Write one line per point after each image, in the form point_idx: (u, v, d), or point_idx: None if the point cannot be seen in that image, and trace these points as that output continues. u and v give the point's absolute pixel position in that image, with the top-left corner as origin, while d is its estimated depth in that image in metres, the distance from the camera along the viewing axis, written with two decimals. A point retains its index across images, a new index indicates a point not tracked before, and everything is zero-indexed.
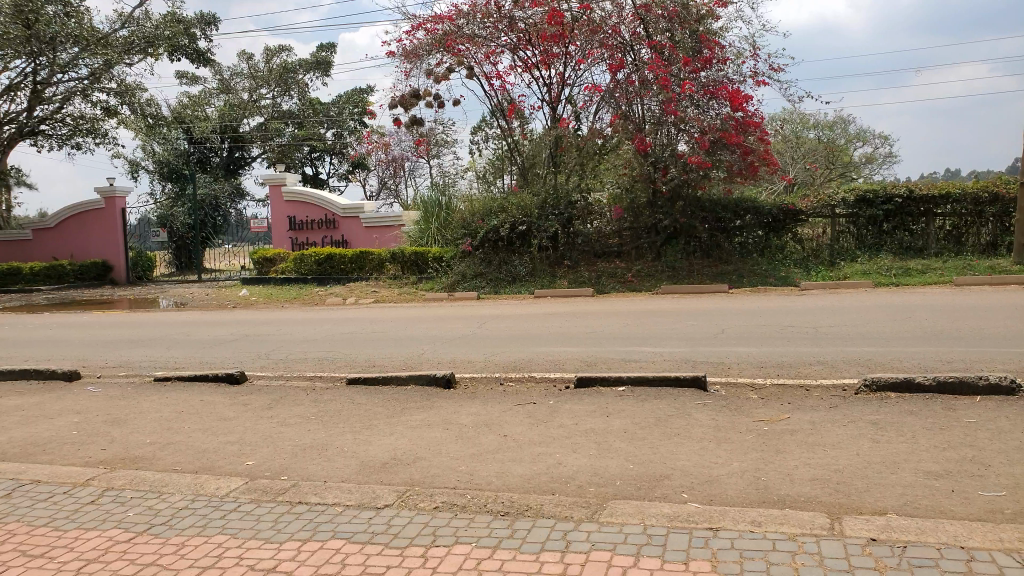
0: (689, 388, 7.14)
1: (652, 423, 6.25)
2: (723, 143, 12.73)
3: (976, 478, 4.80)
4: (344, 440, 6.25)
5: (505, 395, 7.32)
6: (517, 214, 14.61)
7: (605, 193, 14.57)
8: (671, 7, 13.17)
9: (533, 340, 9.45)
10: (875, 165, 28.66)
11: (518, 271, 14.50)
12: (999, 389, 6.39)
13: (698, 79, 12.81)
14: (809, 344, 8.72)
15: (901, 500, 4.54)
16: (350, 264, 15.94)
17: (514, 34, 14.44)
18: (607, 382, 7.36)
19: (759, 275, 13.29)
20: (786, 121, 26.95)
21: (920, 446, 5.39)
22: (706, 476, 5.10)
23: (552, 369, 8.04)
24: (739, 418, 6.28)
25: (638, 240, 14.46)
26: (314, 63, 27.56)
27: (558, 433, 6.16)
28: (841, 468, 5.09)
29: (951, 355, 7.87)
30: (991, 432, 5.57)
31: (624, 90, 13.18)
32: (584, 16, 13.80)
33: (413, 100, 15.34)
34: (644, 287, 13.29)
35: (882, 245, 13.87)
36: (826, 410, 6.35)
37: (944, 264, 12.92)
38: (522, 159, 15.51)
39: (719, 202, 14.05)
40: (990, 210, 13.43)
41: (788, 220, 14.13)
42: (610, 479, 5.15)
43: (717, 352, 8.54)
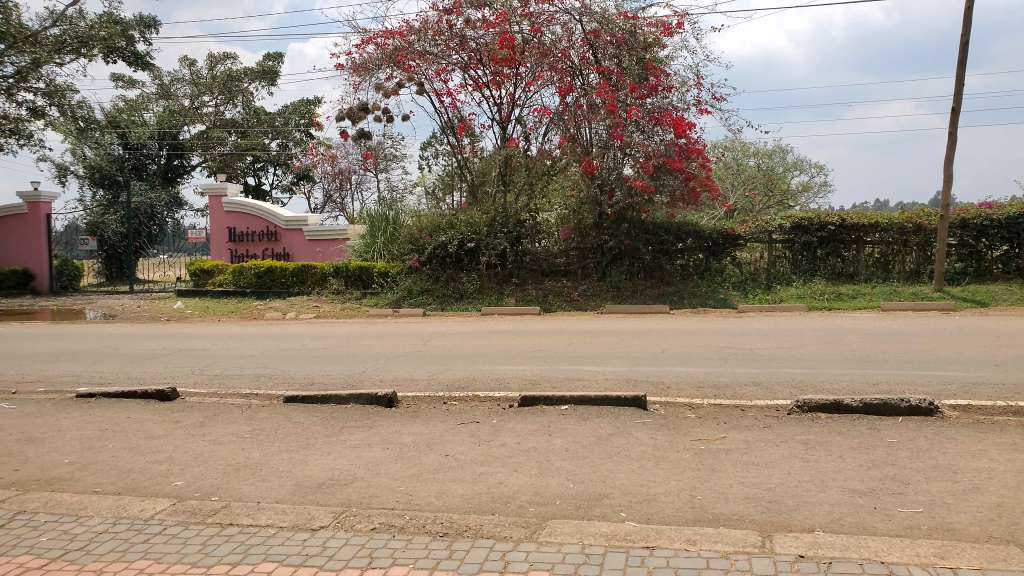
0: (629, 407, 7.25)
1: (593, 442, 6.31)
2: (667, 168, 13.03)
3: (896, 495, 4.99)
4: (280, 459, 6.12)
5: (447, 414, 7.28)
6: (465, 230, 14.62)
7: (553, 213, 14.68)
8: (619, 35, 13.50)
9: (476, 358, 9.45)
10: (810, 193, 29.77)
11: (465, 288, 14.49)
12: (919, 410, 6.69)
13: (644, 106, 13.09)
14: (745, 365, 8.96)
15: (828, 517, 4.69)
16: (291, 278, 15.61)
17: (465, 52, 14.60)
18: (550, 401, 7.40)
19: (699, 296, 13.60)
20: (727, 148, 27.72)
21: (846, 465, 5.59)
22: (644, 495, 5.17)
23: (495, 388, 8.04)
24: (678, 437, 6.39)
25: (585, 260, 14.63)
26: (260, 71, 27.15)
27: (499, 452, 6.16)
28: (773, 487, 5.22)
29: (877, 377, 8.19)
30: (910, 451, 5.81)
31: (573, 113, 13.38)
32: (535, 38, 13.80)
33: (361, 113, 15.25)
34: (590, 307, 13.43)
35: (816, 271, 14.33)
36: (760, 430, 6.52)
37: (873, 289, 13.46)
38: (471, 176, 15.72)
39: (662, 225, 14.33)
40: (914, 239, 14.06)
41: (727, 244, 14.47)
42: (550, 498, 5.17)
43: (657, 372, 8.69)
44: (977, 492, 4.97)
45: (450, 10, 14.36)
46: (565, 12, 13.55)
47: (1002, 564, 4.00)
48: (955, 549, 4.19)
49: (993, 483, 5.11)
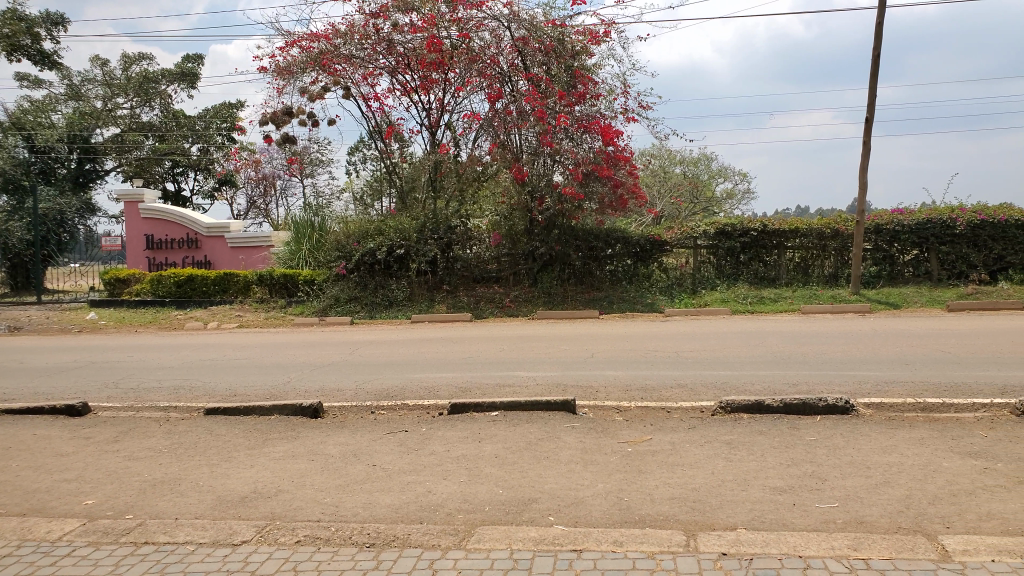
0: (558, 411, 7.30)
1: (522, 448, 6.32)
2: (596, 175, 13.25)
3: (814, 491, 5.17)
4: (200, 474, 5.92)
5: (375, 424, 7.19)
6: (394, 237, 14.52)
7: (485, 219, 14.76)
8: (548, 41, 13.51)
9: (405, 367, 9.36)
10: (734, 200, 30.71)
11: (395, 295, 14.35)
12: (836, 409, 6.95)
13: (572, 113, 13.19)
14: (671, 368, 9.15)
15: (750, 515, 4.82)
16: (212, 287, 15.16)
17: (393, 57, 14.56)
18: (480, 408, 7.39)
19: (628, 301, 13.85)
20: (655, 156, 28.36)
21: (767, 463, 5.76)
22: (572, 498, 5.21)
23: (424, 396, 7.98)
24: (606, 440, 6.47)
25: (516, 267, 14.71)
26: (179, 74, 26.34)
27: (428, 460, 6.11)
28: (697, 487, 5.34)
29: (797, 377, 8.49)
30: (827, 449, 6.03)
31: (502, 120, 13.37)
32: (463, 44, 13.89)
33: (286, 117, 14.95)
34: (521, 312, 13.48)
35: (739, 275, 14.78)
36: (685, 431, 6.66)
37: (793, 293, 13.94)
38: (400, 181, 15.75)
39: (592, 231, 14.53)
40: (832, 244, 14.63)
41: (654, 250, 14.80)
42: (479, 505, 5.16)
43: (587, 376, 8.79)
44: (888, 486, 5.20)
45: (377, 13, 14.26)
46: (493, 18, 13.59)
47: (911, 553, 4.20)
48: (867, 541, 4.36)
49: (902, 477, 5.35)
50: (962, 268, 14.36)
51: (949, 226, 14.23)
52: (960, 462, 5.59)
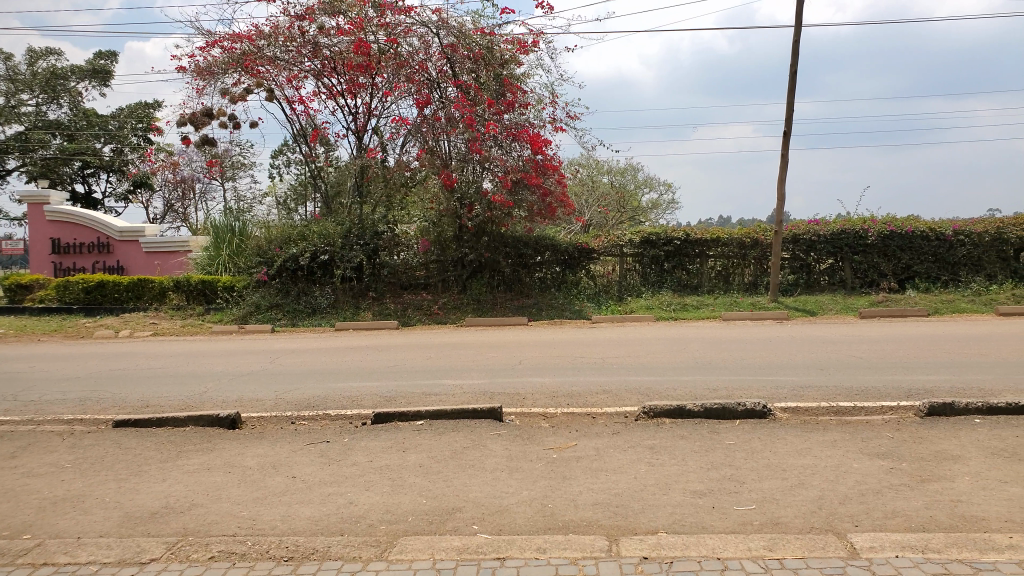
0: (484, 419, 7.27)
1: (447, 457, 6.26)
2: (524, 183, 13.29)
3: (732, 494, 5.29)
4: (106, 490, 5.63)
5: (296, 434, 7.00)
6: (319, 242, 14.26)
7: (413, 226, 14.63)
8: (477, 49, 13.54)
9: (328, 376, 9.16)
10: (659, 210, 31.40)
11: (319, 303, 14.04)
12: (754, 413, 7.15)
13: (502, 121, 13.23)
14: (597, 374, 9.24)
15: (671, 518, 4.90)
16: (124, 293, 14.53)
17: (318, 60, 14.35)
18: (405, 417, 7.29)
19: (556, 308, 13.94)
20: (582, 165, 28.74)
21: (688, 467, 5.87)
22: (496, 506, 5.19)
23: (347, 405, 7.83)
24: (531, 447, 6.47)
25: (445, 274, 14.65)
26: (89, 70, 25.24)
27: (351, 471, 5.99)
28: (620, 492, 5.39)
29: (718, 383, 8.70)
30: (745, 452, 6.20)
31: (431, 126, 13.40)
32: (391, 49, 13.77)
33: (204, 119, 14.49)
34: (449, 320, 13.38)
35: (663, 283, 15.08)
36: (609, 436, 6.74)
37: (715, 300, 14.31)
38: (325, 186, 15.62)
39: (521, 239, 14.61)
40: (752, 253, 15.09)
41: (582, 257, 14.97)
42: (402, 515, 5.07)
43: (514, 383, 8.79)
44: (802, 488, 5.36)
45: (303, 16, 14.02)
46: (422, 24, 13.52)
47: (822, 552, 4.34)
48: (782, 541, 4.49)
49: (815, 478, 5.54)
50: (873, 277, 15.05)
51: (862, 236, 14.89)
52: (869, 463, 5.83)
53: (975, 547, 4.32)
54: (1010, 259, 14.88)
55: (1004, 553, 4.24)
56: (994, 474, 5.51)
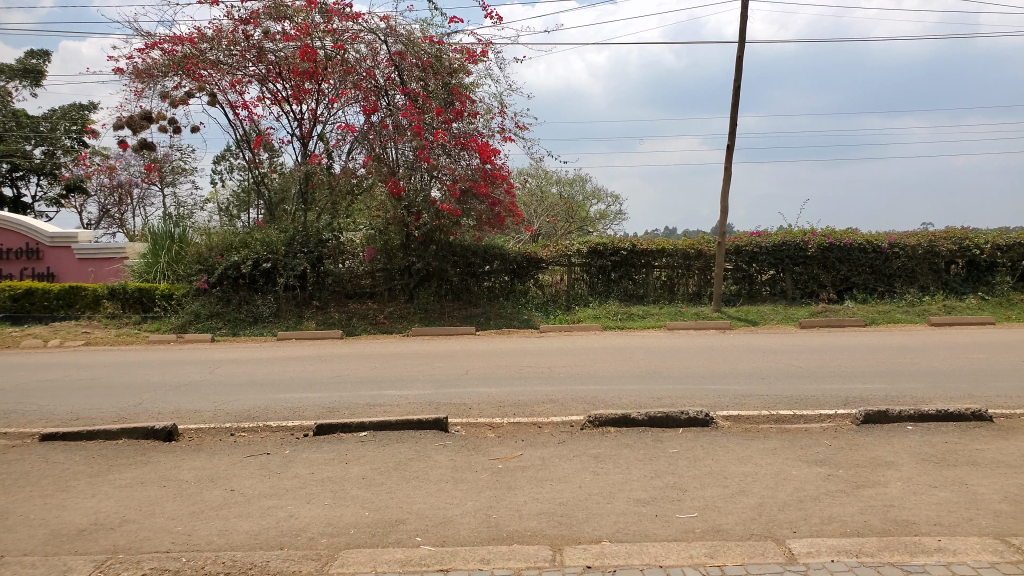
0: (429, 430, 7.21)
1: (391, 468, 6.18)
2: (473, 193, 13.29)
3: (675, 502, 5.35)
4: (30, 506, 5.39)
5: (235, 446, 6.83)
6: (261, 250, 14.00)
7: (359, 234, 14.55)
8: (425, 57, 13.48)
9: (269, 386, 8.97)
10: (606, 221, 31.68)
11: (260, 311, 13.76)
12: (697, 422, 7.25)
13: (450, 130, 13.24)
14: (543, 384, 9.25)
15: (615, 527, 4.92)
16: (55, 301, 13.99)
17: (263, 65, 14.17)
18: (348, 428, 7.18)
19: (504, 317, 13.94)
20: (531, 175, 28.84)
21: (632, 476, 5.92)
22: (440, 518, 5.14)
23: (288, 417, 7.67)
24: (476, 457, 6.44)
25: (391, 282, 14.53)
26: (21, 70, 24.35)
27: (291, 484, 5.86)
28: (565, 501, 5.40)
29: (663, 392, 8.80)
30: (688, 460, 6.28)
31: (378, 133, 13.25)
32: (338, 55, 13.62)
33: (143, 122, 14.10)
34: (395, 329, 13.25)
35: (610, 292, 15.25)
36: (554, 445, 6.75)
37: (660, 310, 14.52)
38: (268, 193, 15.40)
39: (469, 248, 14.59)
40: (696, 264, 15.38)
41: (530, 267, 15.05)
42: (344, 528, 4.98)
43: (460, 393, 8.74)
44: (743, 495, 5.46)
45: (247, 20, 13.82)
46: (370, 31, 13.42)
47: (761, 558, 4.41)
48: (723, 548, 4.56)
49: (755, 485, 5.64)
50: (813, 288, 15.48)
51: (802, 248, 15.30)
52: (807, 470, 5.96)
53: (906, 550, 4.46)
54: (941, 271, 15.49)
55: (933, 555, 4.39)
56: (925, 479, 5.71)
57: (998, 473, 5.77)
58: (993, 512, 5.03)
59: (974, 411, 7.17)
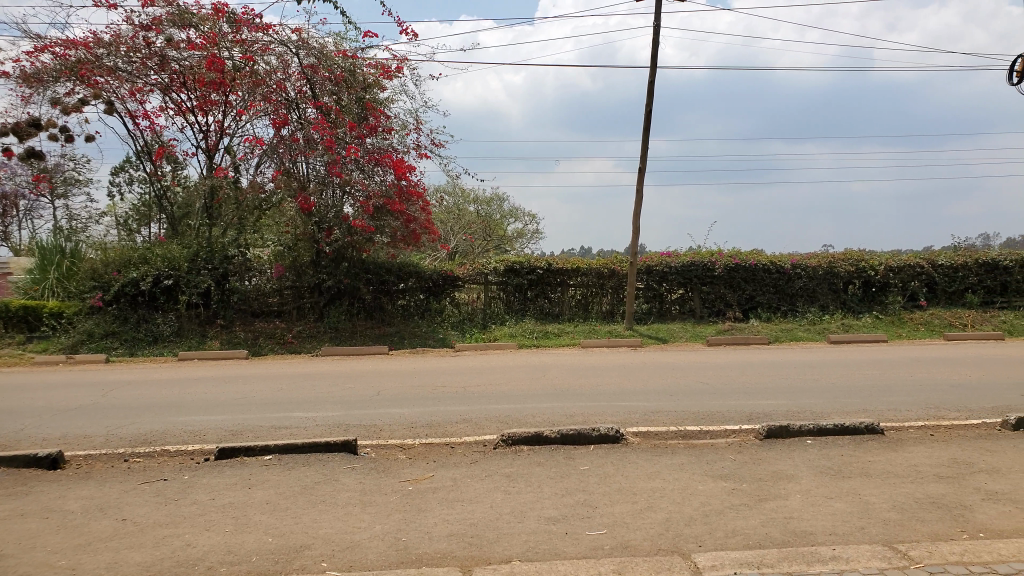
0: (338, 452, 7.03)
1: (297, 492, 5.99)
2: (387, 210, 13.19)
3: (585, 519, 5.39)
4: None
5: (128, 473, 6.47)
6: (161, 266, 13.44)
7: (267, 250, 14.00)
8: (338, 72, 13.35)
9: (167, 410, 8.54)
10: (524, 239, 31.92)
11: (161, 330, 13.17)
12: (608, 438, 7.35)
13: (364, 145, 13.12)
14: (457, 403, 9.19)
15: (524, 546, 4.91)
16: None
17: (166, 73, 13.67)
18: (252, 451, 6.92)
19: (419, 336, 13.80)
20: (448, 193, 28.79)
21: (544, 494, 5.93)
22: (348, 542, 5.01)
23: (188, 441, 7.33)
24: (386, 480, 6.31)
25: (300, 300, 14.19)
26: None
27: (189, 511, 5.59)
28: (476, 522, 5.36)
29: (575, 409, 8.88)
30: (599, 477, 6.35)
31: (288, 147, 13.01)
32: (247, 66, 13.29)
33: (31, 129, 13.35)
34: (305, 349, 12.93)
35: (526, 311, 15.36)
36: (466, 466, 6.70)
37: (574, 328, 14.72)
38: (171, 207, 14.91)
39: (383, 264, 14.47)
40: (609, 283, 15.67)
41: (446, 284, 14.96)
42: (245, 556, 4.78)
43: (372, 414, 8.57)
44: (651, 510, 5.55)
45: (148, 26, 13.31)
46: (280, 43, 13.17)
47: (667, 573, 4.49)
48: (630, 564, 4.61)
49: (663, 501, 5.76)
50: (720, 306, 16.03)
51: (709, 268, 15.82)
52: (712, 484, 6.13)
53: (803, 559, 4.63)
54: (840, 291, 16.31)
55: (827, 564, 4.57)
56: (821, 490, 5.96)
57: (887, 483, 6.09)
58: (883, 520, 5.29)
59: (867, 425, 7.55)
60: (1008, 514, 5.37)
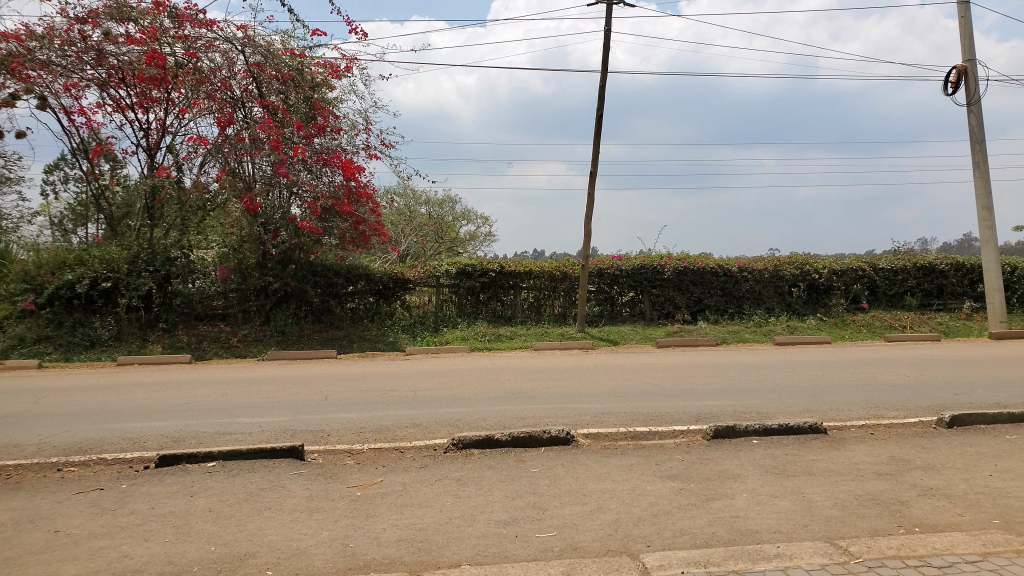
0: (284, 458, 6.88)
1: (241, 500, 5.84)
2: (336, 210, 13.01)
3: (535, 522, 5.38)
4: None
5: (62, 483, 6.22)
6: (99, 268, 13.01)
7: (211, 252, 13.73)
8: (286, 70, 13.13)
9: (105, 417, 8.25)
10: (476, 242, 31.83)
11: (99, 334, 12.81)
12: (559, 441, 7.36)
13: (312, 145, 12.93)
14: (408, 407, 9.10)
15: (474, 550, 4.88)
16: None
17: (103, 69, 13.26)
18: (194, 458, 6.73)
19: (369, 340, 13.65)
20: (399, 194, 28.55)
21: (494, 497, 5.91)
22: (293, 549, 4.90)
23: (126, 448, 7.09)
24: (334, 486, 6.20)
25: (246, 303, 13.88)
26: None
27: (127, 521, 5.40)
28: (425, 526, 5.30)
29: (526, 412, 8.88)
30: (549, 479, 6.35)
31: (233, 146, 12.72)
32: (190, 63, 12.99)
33: None
34: (251, 353, 12.65)
35: (478, 314, 15.34)
36: (416, 470, 6.63)
37: (527, 331, 14.74)
38: (109, 208, 14.44)
39: (331, 267, 14.24)
40: (562, 285, 15.72)
41: (397, 287, 14.83)
42: (185, 566, 4.64)
43: (319, 420, 8.43)
44: (600, 511, 5.57)
45: (84, 19, 12.88)
46: (224, 40, 12.90)
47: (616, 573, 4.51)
48: (579, 565, 4.62)
49: (612, 502, 5.78)
50: (669, 309, 16.26)
51: (659, 271, 16.03)
52: (661, 485, 6.18)
53: (748, 557, 4.70)
54: (785, 294, 16.70)
55: (772, 561, 4.65)
56: (767, 489, 6.06)
57: (830, 481, 6.23)
58: (825, 517, 5.41)
59: (811, 424, 7.72)
60: (943, 508, 5.54)
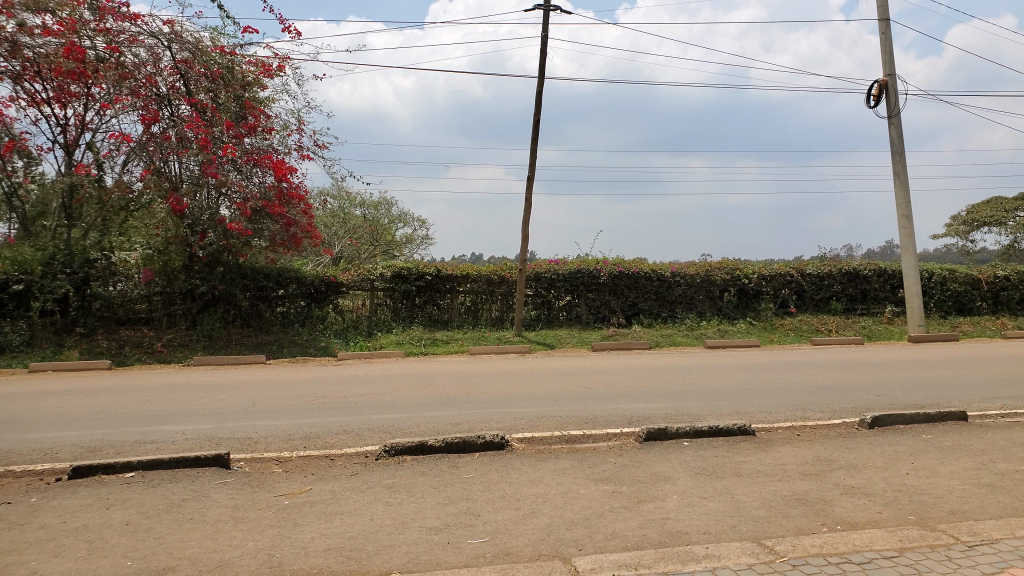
0: (209, 467, 6.66)
1: (161, 511, 5.62)
2: (266, 212, 12.74)
3: (467, 528, 5.33)
4: None
5: None
6: (10, 270, 12.42)
7: (134, 253, 13.27)
8: (215, 68, 12.78)
9: (14, 427, 7.82)
10: (413, 245, 31.52)
11: (9, 340, 12.20)
12: (493, 445, 7.33)
13: (241, 145, 12.64)
14: (340, 414, 8.93)
15: (405, 558, 4.80)
16: None
17: (17, 61, 12.60)
18: (112, 469, 6.44)
19: (300, 345, 13.36)
20: (334, 196, 28.04)
21: (426, 504, 5.84)
22: (216, 562, 4.73)
23: (37, 460, 6.74)
24: (260, 495, 6.02)
25: (171, 307, 13.50)
26: None
27: (36, 536, 5.12)
28: (355, 535, 5.20)
29: (461, 417, 8.82)
30: (482, 484, 6.31)
31: (159, 145, 12.29)
32: (111, 58, 12.52)
33: None
34: (175, 359, 12.22)
35: (413, 318, 15.21)
36: (347, 477, 6.50)
37: (463, 335, 14.67)
38: (23, 206, 13.76)
39: (261, 270, 13.87)
40: (498, 290, 15.71)
41: (329, 291, 14.54)
42: None
43: (246, 427, 8.19)
44: (533, 516, 5.56)
45: None
46: (150, 35, 12.48)
47: None
48: (511, 571, 4.60)
49: (545, 506, 5.78)
50: (605, 313, 16.44)
51: (594, 275, 16.18)
52: (593, 488, 6.22)
53: (678, 559, 4.76)
54: (716, 298, 17.10)
55: (701, 562, 4.72)
56: (696, 491, 6.16)
57: (757, 482, 6.37)
58: (752, 518, 5.52)
59: (740, 426, 7.90)
60: (863, 506, 5.73)
